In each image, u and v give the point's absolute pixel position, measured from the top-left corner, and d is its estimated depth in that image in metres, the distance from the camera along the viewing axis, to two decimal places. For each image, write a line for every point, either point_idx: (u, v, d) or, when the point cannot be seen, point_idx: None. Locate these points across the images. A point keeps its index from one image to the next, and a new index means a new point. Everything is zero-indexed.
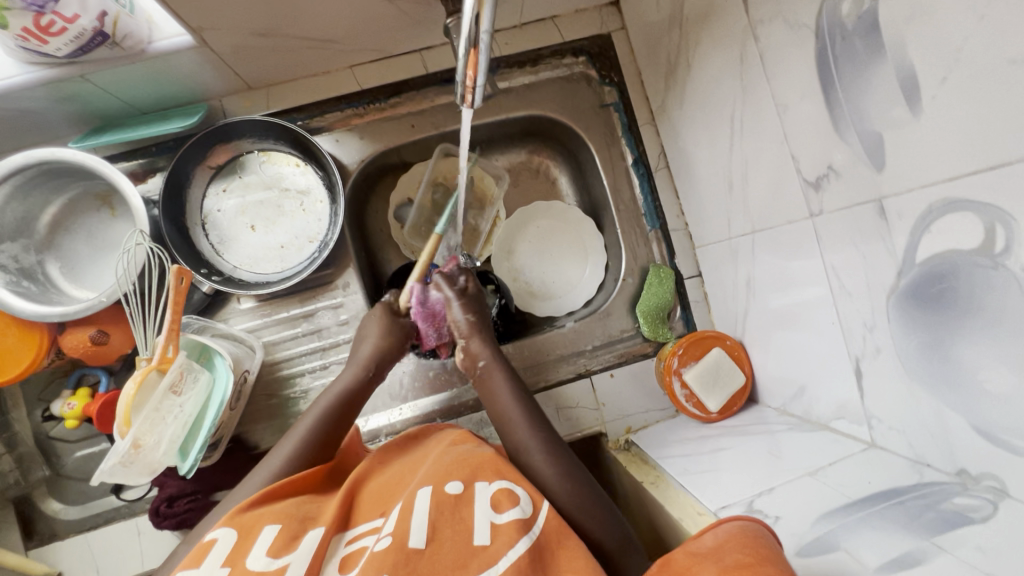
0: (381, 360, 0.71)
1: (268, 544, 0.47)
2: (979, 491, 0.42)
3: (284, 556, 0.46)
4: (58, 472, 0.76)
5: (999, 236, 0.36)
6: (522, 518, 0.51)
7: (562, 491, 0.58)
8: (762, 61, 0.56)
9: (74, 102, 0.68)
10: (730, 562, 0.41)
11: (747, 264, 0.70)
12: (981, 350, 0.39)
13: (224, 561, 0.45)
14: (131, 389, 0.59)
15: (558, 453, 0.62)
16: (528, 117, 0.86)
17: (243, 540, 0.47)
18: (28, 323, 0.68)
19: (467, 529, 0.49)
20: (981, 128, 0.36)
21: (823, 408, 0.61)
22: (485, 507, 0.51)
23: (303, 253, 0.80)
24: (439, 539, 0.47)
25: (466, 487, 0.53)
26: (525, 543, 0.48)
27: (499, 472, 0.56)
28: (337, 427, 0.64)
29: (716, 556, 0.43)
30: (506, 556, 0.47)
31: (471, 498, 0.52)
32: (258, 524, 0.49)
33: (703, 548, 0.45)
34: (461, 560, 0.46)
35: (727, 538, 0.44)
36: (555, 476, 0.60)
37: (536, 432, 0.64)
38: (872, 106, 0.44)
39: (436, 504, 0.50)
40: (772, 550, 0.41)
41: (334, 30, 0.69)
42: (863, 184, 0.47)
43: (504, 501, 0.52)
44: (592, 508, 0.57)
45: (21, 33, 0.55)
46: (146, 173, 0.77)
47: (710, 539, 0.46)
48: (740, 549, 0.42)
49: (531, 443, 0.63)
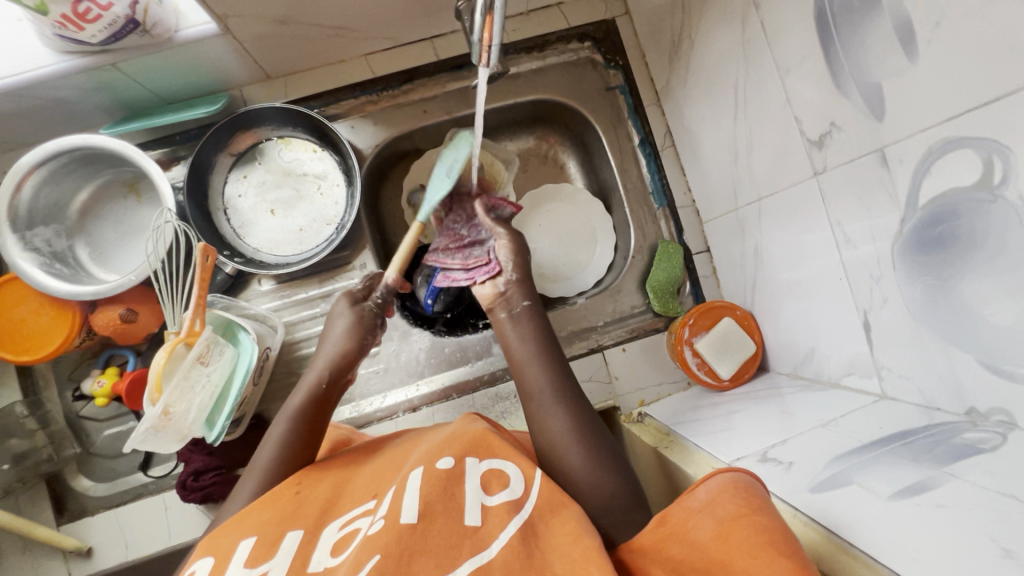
0: (336, 374, 0.68)
1: (247, 553, 0.47)
2: (989, 426, 0.43)
3: (262, 563, 0.46)
4: (87, 450, 0.78)
5: (997, 168, 0.38)
6: (513, 499, 0.50)
7: (571, 451, 0.56)
8: (762, 29, 0.58)
9: (104, 91, 0.71)
10: (724, 514, 0.42)
11: (755, 234, 0.71)
12: (983, 285, 0.41)
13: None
14: (161, 359, 0.61)
15: (576, 413, 0.59)
16: (537, 101, 0.89)
17: (221, 560, 0.46)
18: (61, 303, 0.71)
19: (459, 507, 0.49)
20: (977, 66, 0.37)
21: (833, 366, 0.62)
22: (476, 487, 0.51)
23: (321, 235, 0.82)
24: (432, 516, 0.47)
25: (458, 463, 0.53)
26: (516, 523, 0.48)
27: (490, 450, 0.56)
28: (319, 419, 0.65)
29: (711, 512, 0.43)
30: (498, 536, 0.46)
31: (461, 475, 0.52)
32: (237, 538, 0.48)
33: (697, 501, 0.45)
34: (452, 539, 0.46)
35: (717, 491, 0.44)
36: (565, 436, 0.57)
37: (554, 386, 0.61)
38: (871, 58, 0.46)
39: (428, 482, 0.51)
40: (761, 499, 0.42)
41: (351, 18, 0.72)
42: (864, 136, 0.48)
43: (494, 482, 0.52)
44: (599, 472, 0.55)
45: (59, 19, 0.58)
46: (170, 161, 0.80)
47: (702, 490, 0.46)
48: (733, 500, 0.42)
49: (547, 398, 0.60)
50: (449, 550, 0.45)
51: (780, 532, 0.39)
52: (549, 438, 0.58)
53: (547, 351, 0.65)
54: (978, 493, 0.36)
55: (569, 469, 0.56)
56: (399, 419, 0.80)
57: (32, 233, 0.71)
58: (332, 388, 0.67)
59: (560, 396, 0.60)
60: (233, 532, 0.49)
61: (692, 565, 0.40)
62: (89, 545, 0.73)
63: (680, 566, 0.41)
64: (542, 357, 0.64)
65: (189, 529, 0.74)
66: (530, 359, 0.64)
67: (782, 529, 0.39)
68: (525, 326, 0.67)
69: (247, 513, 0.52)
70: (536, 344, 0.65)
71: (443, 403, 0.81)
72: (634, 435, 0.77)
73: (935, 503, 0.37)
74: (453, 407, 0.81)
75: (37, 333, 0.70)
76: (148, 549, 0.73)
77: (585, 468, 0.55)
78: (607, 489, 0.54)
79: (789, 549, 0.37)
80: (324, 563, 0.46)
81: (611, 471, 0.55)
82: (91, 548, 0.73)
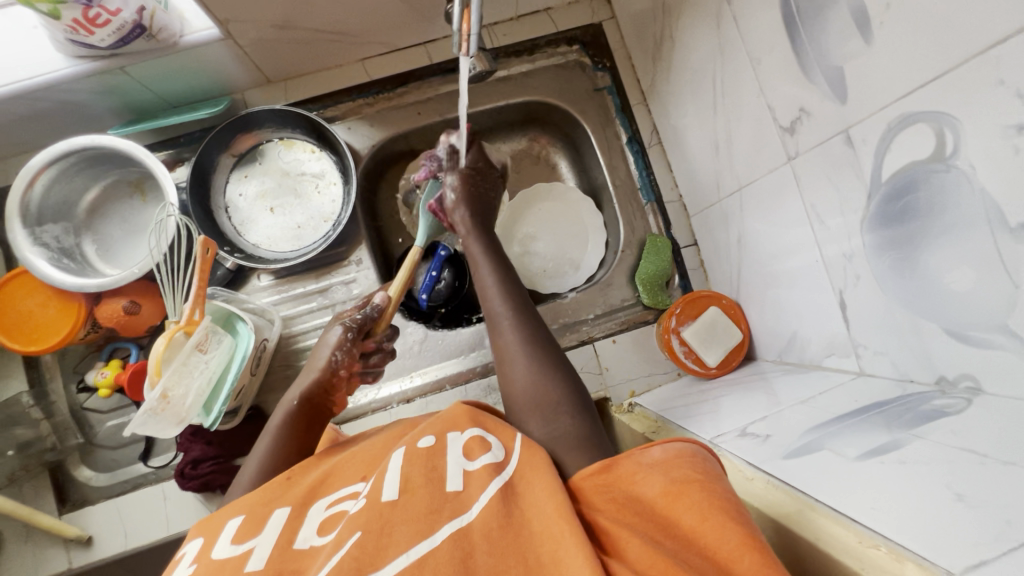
0: (312, 394, 0.69)
1: (233, 532, 0.48)
2: (957, 393, 0.44)
3: (248, 541, 0.47)
4: (90, 441, 0.80)
5: (948, 140, 0.40)
6: (495, 461, 0.49)
7: (523, 363, 0.60)
8: (735, 22, 0.61)
9: (113, 94, 0.75)
10: (676, 477, 0.43)
11: (738, 223, 0.73)
12: (945, 254, 0.42)
13: (193, 559, 0.46)
14: (161, 346, 0.63)
15: (529, 331, 0.63)
16: (527, 102, 0.92)
17: (209, 539, 0.48)
18: (67, 296, 0.74)
19: (440, 476, 0.48)
20: (927, 44, 0.39)
21: (815, 348, 0.63)
22: (458, 455, 0.50)
23: (318, 232, 0.85)
24: (413, 489, 0.46)
25: (439, 439, 0.52)
26: (497, 484, 0.46)
27: (474, 422, 0.55)
28: (305, 430, 0.66)
29: (663, 472, 0.44)
30: (479, 499, 0.45)
31: (442, 449, 0.51)
32: (223, 519, 0.50)
33: (649, 457, 0.46)
34: (433, 505, 0.44)
35: (673, 454, 0.45)
36: (518, 351, 0.61)
37: (512, 308, 0.65)
38: (832, 43, 0.48)
39: (410, 460, 0.49)
40: (715, 471, 0.44)
41: (347, 23, 0.76)
42: (830, 118, 0.51)
43: (476, 448, 0.51)
44: (544, 381, 0.58)
45: (71, 24, 0.61)
46: (174, 162, 0.83)
47: (657, 449, 0.46)
48: (688, 465, 0.44)
49: (505, 317, 0.65)
50: (430, 513, 0.43)
51: (732, 503, 0.40)
52: (505, 353, 0.62)
53: (511, 280, 0.69)
54: (940, 450, 0.37)
55: (520, 380, 0.59)
56: (393, 410, 0.82)
57: (42, 229, 0.74)
58: (308, 405, 0.68)
59: (518, 314, 0.65)
60: (220, 516, 0.51)
61: (637, 516, 0.42)
62: (90, 534, 0.75)
63: (626, 513, 0.42)
64: (506, 281, 0.69)
65: (187, 518, 0.75)
66: (493, 282, 0.69)
67: (732, 499, 0.40)
68: (491, 254, 0.72)
69: (237, 500, 0.53)
70: (481, 262, 0.71)
71: (437, 394, 0.83)
72: (623, 424, 0.78)
73: (897, 460, 0.38)
74: (447, 398, 0.82)
75: (44, 325, 0.73)
76: (147, 537, 0.74)
77: (532, 377, 0.59)
78: (550, 397, 0.57)
79: (738, 515, 0.39)
80: (311, 541, 0.46)
81: (555, 380, 0.58)
82: (92, 537, 0.75)
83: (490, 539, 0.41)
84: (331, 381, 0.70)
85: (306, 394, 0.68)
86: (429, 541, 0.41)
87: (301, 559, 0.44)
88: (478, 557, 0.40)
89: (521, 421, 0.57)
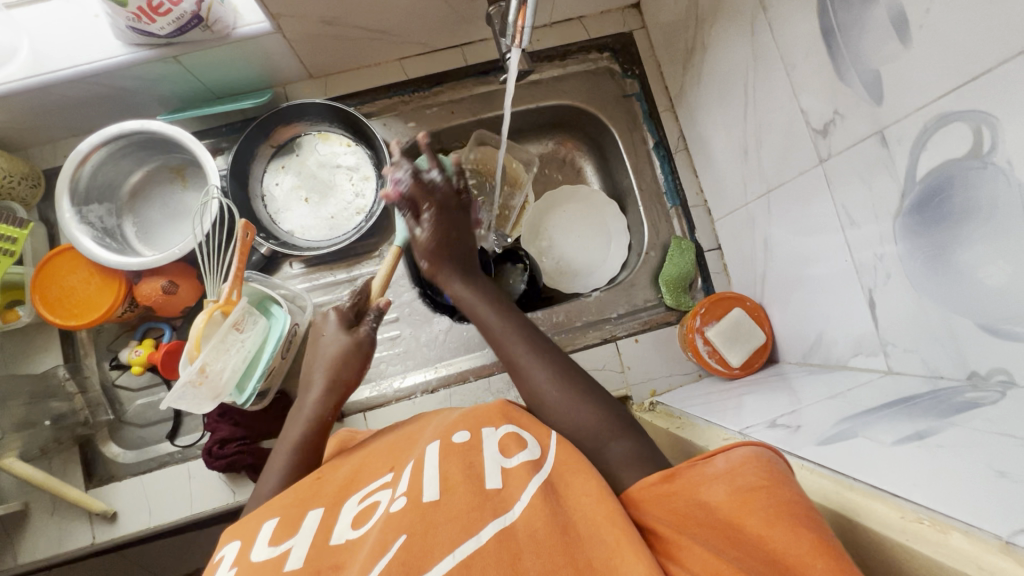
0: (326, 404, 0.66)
1: (270, 534, 0.47)
2: (991, 386, 0.45)
3: (285, 542, 0.46)
4: (120, 418, 0.82)
5: (986, 137, 0.41)
6: (532, 459, 0.49)
7: (557, 400, 0.59)
8: (770, 30, 0.63)
9: (164, 82, 0.78)
10: (743, 484, 0.41)
11: (764, 227, 0.75)
12: (980, 250, 0.43)
13: (233, 561, 0.45)
14: (201, 322, 0.66)
15: (553, 360, 0.62)
16: (557, 106, 0.95)
17: (246, 542, 0.47)
18: (108, 274, 0.76)
19: (478, 473, 0.47)
20: (966, 45, 0.41)
21: (841, 348, 0.64)
22: (494, 452, 0.50)
23: (351, 223, 0.88)
24: (452, 486, 0.46)
25: (474, 435, 0.52)
26: (537, 482, 0.46)
27: (507, 418, 0.55)
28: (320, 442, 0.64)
29: (729, 480, 0.42)
30: (520, 498, 0.44)
31: (478, 445, 0.51)
32: (257, 523, 0.49)
33: (714, 467, 0.44)
34: (474, 503, 0.44)
35: (740, 462, 0.43)
36: (546, 385, 0.60)
37: (526, 343, 0.63)
38: (869, 46, 0.50)
39: (445, 455, 0.49)
40: (784, 472, 0.42)
41: (390, 22, 0.78)
42: (865, 120, 0.52)
43: (511, 445, 0.50)
44: (584, 413, 0.57)
45: (136, 11, 0.64)
46: (214, 151, 0.86)
47: (721, 458, 0.45)
48: (755, 472, 0.42)
49: (522, 355, 0.62)
50: (473, 511, 0.43)
51: (800, 505, 0.39)
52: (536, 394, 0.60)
53: (514, 319, 0.66)
54: (978, 435, 0.38)
55: (558, 417, 0.58)
56: (417, 400, 0.83)
57: (88, 208, 0.77)
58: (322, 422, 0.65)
59: (529, 354, 0.62)
60: (256, 520, 0.50)
61: (700, 526, 0.41)
62: (115, 510, 0.76)
63: (689, 521, 0.41)
64: (506, 322, 0.65)
65: (211, 496, 0.76)
66: (495, 322, 0.66)
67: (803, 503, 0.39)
68: (490, 293, 0.69)
69: (271, 501, 0.53)
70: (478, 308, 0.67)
71: (460, 386, 0.84)
72: (645, 422, 0.78)
73: (934, 444, 0.39)
74: (470, 389, 0.83)
75: (85, 301, 0.75)
76: (171, 514, 0.76)
77: (573, 410, 0.57)
78: (594, 426, 0.56)
79: (810, 521, 0.38)
80: (345, 536, 0.46)
81: (596, 407, 0.57)
82: (116, 513, 0.75)
83: (536, 542, 0.40)
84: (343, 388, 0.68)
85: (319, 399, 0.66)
86: (474, 540, 0.40)
87: (339, 554, 0.44)
88: (527, 558, 0.39)
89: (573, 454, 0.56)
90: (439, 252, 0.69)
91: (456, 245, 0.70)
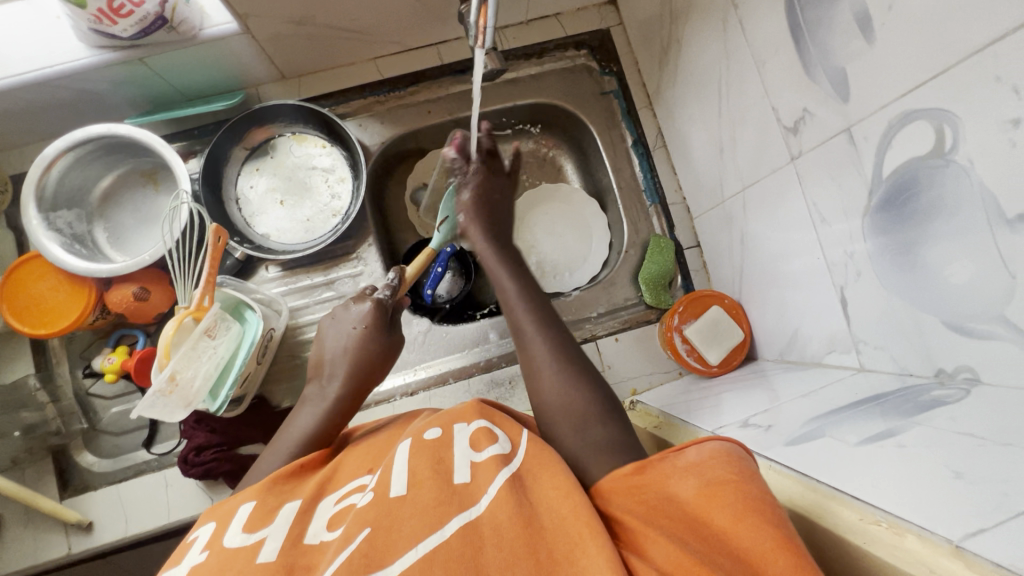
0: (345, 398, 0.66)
1: (245, 519, 0.47)
2: (957, 383, 0.45)
3: (260, 530, 0.45)
4: (94, 426, 0.81)
5: (947, 136, 0.41)
6: (503, 452, 0.48)
7: (549, 375, 0.55)
8: (741, 27, 0.63)
9: (131, 84, 0.76)
10: (712, 478, 0.41)
11: (741, 224, 0.74)
12: (945, 248, 0.43)
13: (205, 544, 0.45)
14: (170, 329, 0.65)
15: (555, 335, 0.58)
16: (535, 104, 0.94)
17: (220, 525, 0.47)
18: (77, 281, 0.75)
19: (447, 468, 0.47)
20: (925, 44, 0.41)
21: (816, 346, 0.64)
22: (464, 447, 0.49)
23: (327, 226, 0.87)
24: (420, 482, 0.45)
25: (445, 431, 0.52)
26: (505, 474, 0.45)
27: (482, 413, 0.54)
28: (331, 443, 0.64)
29: (699, 474, 0.42)
30: (486, 491, 0.43)
31: (449, 441, 0.50)
32: (236, 504, 0.49)
33: (685, 459, 0.43)
34: (441, 497, 0.43)
35: (711, 456, 0.43)
36: (544, 360, 0.56)
37: (535, 315, 0.60)
38: (835, 43, 0.50)
39: (416, 452, 0.49)
40: (751, 469, 0.42)
41: (362, 21, 0.77)
42: (833, 117, 0.52)
43: (483, 439, 0.50)
44: (571, 394, 0.53)
45: (96, 13, 0.63)
46: (187, 154, 0.85)
47: (693, 450, 0.44)
48: (725, 467, 0.41)
49: (528, 323, 0.60)
50: (438, 505, 0.42)
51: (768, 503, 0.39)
52: (531, 362, 0.57)
53: (534, 291, 0.63)
54: (940, 434, 0.38)
55: (547, 392, 0.55)
56: (396, 403, 0.82)
57: (56, 214, 0.76)
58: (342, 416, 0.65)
59: (538, 322, 0.59)
60: (232, 504, 0.50)
61: (669, 518, 0.40)
62: (90, 520, 0.75)
63: (656, 514, 0.40)
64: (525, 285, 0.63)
65: (188, 504, 0.75)
66: (512, 292, 0.63)
67: (768, 499, 0.39)
68: (510, 260, 0.67)
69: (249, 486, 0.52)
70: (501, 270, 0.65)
71: (440, 388, 0.83)
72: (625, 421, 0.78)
73: (897, 444, 0.39)
74: (450, 392, 0.83)
75: (54, 309, 0.74)
76: (147, 523, 0.75)
77: (561, 390, 0.54)
78: (578, 409, 0.52)
79: (772, 517, 0.38)
80: (320, 536, 0.45)
81: (585, 392, 0.54)
82: (92, 523, 0.74)
83: (499, 534, 0.40)
84: (365, 382, 0.68)
85: (341, 395, 0.66)
86: (438, 533, 0.40)
87: (311, 554, 0.43)
88: (488, 552, 0.38)
89: (551, 435, 0.53)
90: (480, 205, 0.71)
91: (496, 206, 0.72)
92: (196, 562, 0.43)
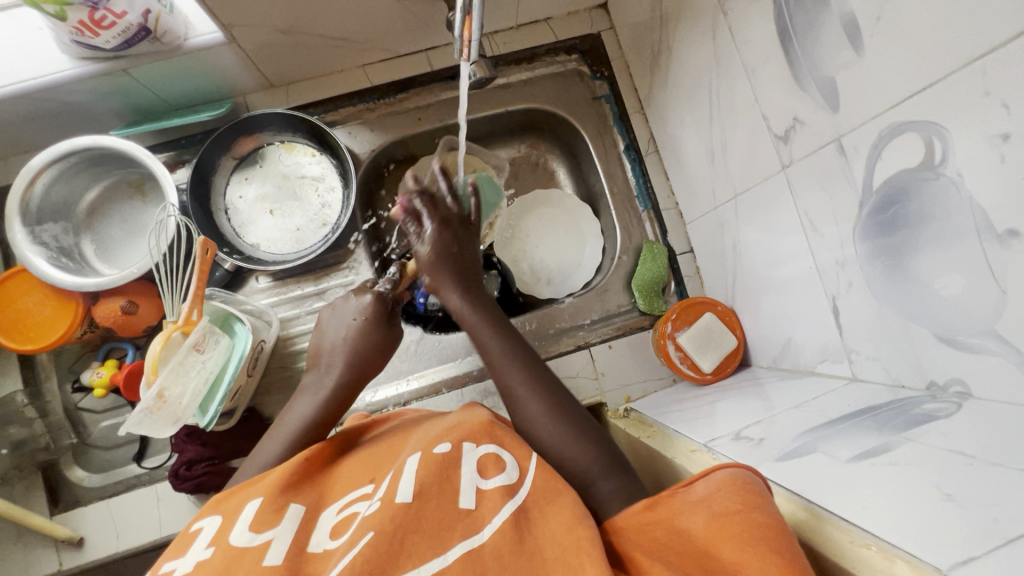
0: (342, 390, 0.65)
1: (253, 517, 0.46)
2: (948, 397, 0.45)
3: (267, 531, 0.45)
4: (84, 441, 0.80)
5: (936, 149, 0.41)
6: (509, 483, 0.47)
7: (550, 434, 0.55)
8: (731, 33, 0.62)
9: (115, 95, 0.75)
10: (719, 509, 0.40)
11: (733, 231, 0.74)
12: (936, 262, 0.43)
13: (211, 539, 0.44)
14: (158, 345, 0.64)
15: (548, 392, 0.58)
16: (526, 109, 0.93)
17: (228, 519, 0.46)
18: (64, 295, 0.74)
19: (453, 490, 0.46)
20: (913, 56, 0.41)
21: (808, 354, 0.63)
22: (472, 471, 0.48)
23: (317, 235, 0.86)
24: (426, 497, 0.44)
25: (455, 448, 0.50)
26: (510, 508, 0.44)
27: (493, 438, 0.52)
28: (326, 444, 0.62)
29: (706, 506, 0.41)
30: (491, 522, 0.43)
31: (457, 458, 0.49)
32: (245, 499, 0.48)
33: (694, 494, 0.43)
34: (445, 522, 0.43)
35: (717, 486, 0.42)
36: (542, 420, 0.56)
37: (525, 375, 0.59)
38: (824, 53, 0.49)
39: (424, 466, 0.47)
40: (761, 495, 0.40)
41: (349, 28, 0.76)
42: (823, 127, 0.52)
43: (490, 467, 0.48)
44: (575, 449, 0.54)
45: (77, 25, 0.62)
46: (174, 164, 0.84)
47: (702, 484, 0.43)
48: (730, 496, 0.40)
49: (518, 386, 0.59)
50: (441, 532, 0.42)
51: (775, 528, 0.37)
52: (529, 423, 0.57)
53: (519, 348, 0.62)
54: (930, 451, 0.38)
55: (550, 451, 0.55)
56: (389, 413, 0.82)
57: (41, 228, 0.75)
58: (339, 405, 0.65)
59: (530, 382, 0.59)
60: (241, 497, 0.49)
61: (676, 552, 0.40)
62: (81, 535, 0.74)
63: (664, 548, 0.40)
64: (507, 348, 0.62)
65: (179, 519, 0.75)
66: (496, 351, 0.62)
67: (777, 525, 0.37)
68: (494, 318, 0.65)
69: (259, 478, 0.52)
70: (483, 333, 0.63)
71: (433, 398, 0.83)
72: (619, 430, 0.78)
73: (888, 462, 0.38)
74: (443, 402, 0.82)
75: (40, 323, 0.73)
76: (138, 539, 0.74)
77: (563, 448, 0.54)
78: (584, 464, 0.53)
79: (780, 544, 0.36)
80: (323, 544, 0.44)
81: (588, 445, 0.54)
82: (83, 539, 0.74)
83: (502, 563, 0.39)
84: (362, 374, 0.67)
85: (339, 384, 0.65)
86: (440, 560, 0.39)
87: (314, 562, 0.42)
88: None
89: None
90: (443, 261, 0.67)
91: (458, 258, 0.68)
92: (200, 556, 0.42)
